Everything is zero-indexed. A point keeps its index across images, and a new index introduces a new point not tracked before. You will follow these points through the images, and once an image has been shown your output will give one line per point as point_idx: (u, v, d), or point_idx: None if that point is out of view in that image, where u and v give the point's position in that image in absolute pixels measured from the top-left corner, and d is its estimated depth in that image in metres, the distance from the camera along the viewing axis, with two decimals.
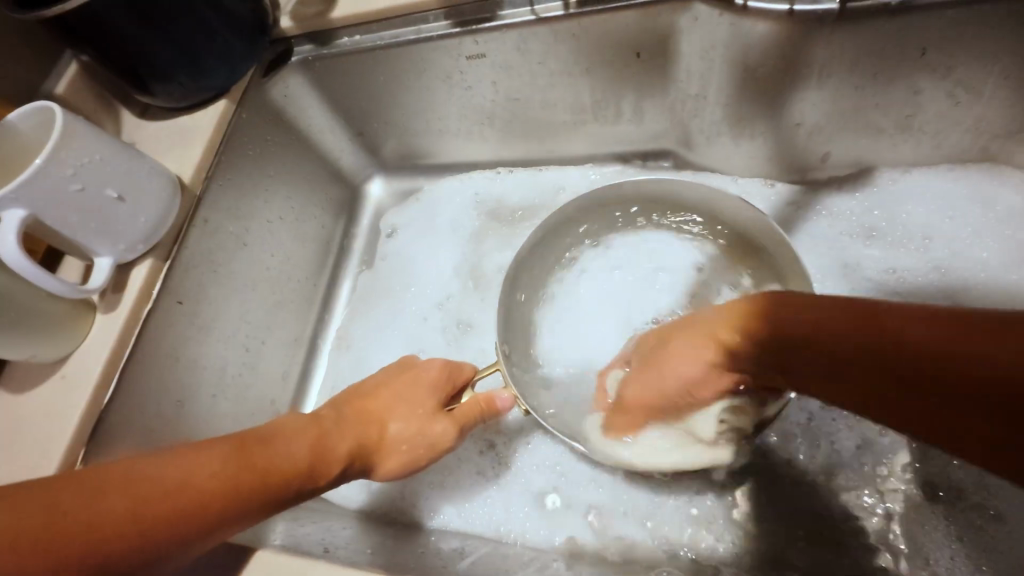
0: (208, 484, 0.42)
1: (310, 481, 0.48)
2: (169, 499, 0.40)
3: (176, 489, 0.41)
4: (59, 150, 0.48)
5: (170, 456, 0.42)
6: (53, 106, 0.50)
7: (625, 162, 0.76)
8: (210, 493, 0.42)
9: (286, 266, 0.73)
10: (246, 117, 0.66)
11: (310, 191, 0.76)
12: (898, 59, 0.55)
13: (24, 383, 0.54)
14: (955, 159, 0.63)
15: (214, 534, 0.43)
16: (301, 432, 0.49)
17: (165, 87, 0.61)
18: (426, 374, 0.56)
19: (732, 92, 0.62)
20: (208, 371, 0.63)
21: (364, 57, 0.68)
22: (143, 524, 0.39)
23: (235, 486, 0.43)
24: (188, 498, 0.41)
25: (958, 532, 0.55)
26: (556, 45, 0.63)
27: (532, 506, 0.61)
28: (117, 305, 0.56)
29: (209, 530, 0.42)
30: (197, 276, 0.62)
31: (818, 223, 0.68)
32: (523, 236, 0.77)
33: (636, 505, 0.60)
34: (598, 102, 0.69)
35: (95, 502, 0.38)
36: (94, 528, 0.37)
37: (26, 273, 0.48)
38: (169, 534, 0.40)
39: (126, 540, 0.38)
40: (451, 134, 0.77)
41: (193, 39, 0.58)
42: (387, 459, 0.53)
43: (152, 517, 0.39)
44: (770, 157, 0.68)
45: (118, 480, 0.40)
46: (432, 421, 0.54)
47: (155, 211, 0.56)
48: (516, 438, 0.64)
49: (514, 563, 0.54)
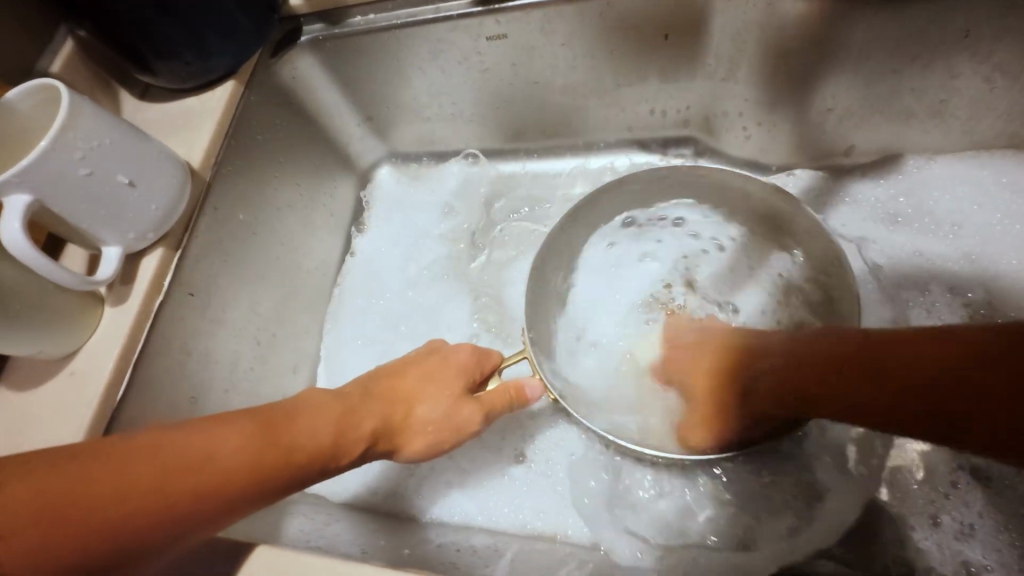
0: (230, 457, 0.39)
1: (334, 459, 0.44)
2: (189, 473, 0.37)
3: (200, 462, 0.38)
4: (66, 131, 0.45)
5: (194, 428, 0.40)
6: (57, 83, 0.47)
7: (645, 151, 0.73)
8: (233, 467, 0.39)
9: (295, 255, 0.70)
10: (254, 100, 0.63)
11: (317, 176, 0.73)
12: (940, 40, 0.55)
13: (32, 380, 0.51)
14: (982, 145, 0.63)
15: (237, 511, 0.40)
16: (327, 407, 0.45)
17: (169, 66, 0.58)
18: (456, 358, 0.52)
19: (762, 75, 0.62)
20: (221, 367, 0.60)
21: (379, 38, 0.64)
22: (166, 499, 0.36)
23: (258, 461, 0.40)
24: (212, 472, 0.38)
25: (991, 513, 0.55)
26: (581, 25, 0.61)
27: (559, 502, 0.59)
28: (127, 297, 0.53)
29: (232, 506, 0.39)
30: (207, 265, 0.59)
31: (843, 210, 0.67)
32: (534, 219, 0.75)
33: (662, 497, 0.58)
34: (621, 86, 0.67)
35: (118, 473, 0.35)
36: (120, 497, 0.35)
37: (33, 263, 0.45)
38: (193, 510, 0.37)
39: (146, 510, 0.35)
40: (465, 120, 0.74)
41: (200, 16, 0.55)
42: (413, 441, 0.49)
43: (178, 488, 0.37)
44: (796, 144, 0.66)
45: (141, 451, 0.37)
46: (458, 405, 0.50)
47: (166, 197, 0.53)
48: (542, 430, 0.62)
49: (551, 560, 0.53)
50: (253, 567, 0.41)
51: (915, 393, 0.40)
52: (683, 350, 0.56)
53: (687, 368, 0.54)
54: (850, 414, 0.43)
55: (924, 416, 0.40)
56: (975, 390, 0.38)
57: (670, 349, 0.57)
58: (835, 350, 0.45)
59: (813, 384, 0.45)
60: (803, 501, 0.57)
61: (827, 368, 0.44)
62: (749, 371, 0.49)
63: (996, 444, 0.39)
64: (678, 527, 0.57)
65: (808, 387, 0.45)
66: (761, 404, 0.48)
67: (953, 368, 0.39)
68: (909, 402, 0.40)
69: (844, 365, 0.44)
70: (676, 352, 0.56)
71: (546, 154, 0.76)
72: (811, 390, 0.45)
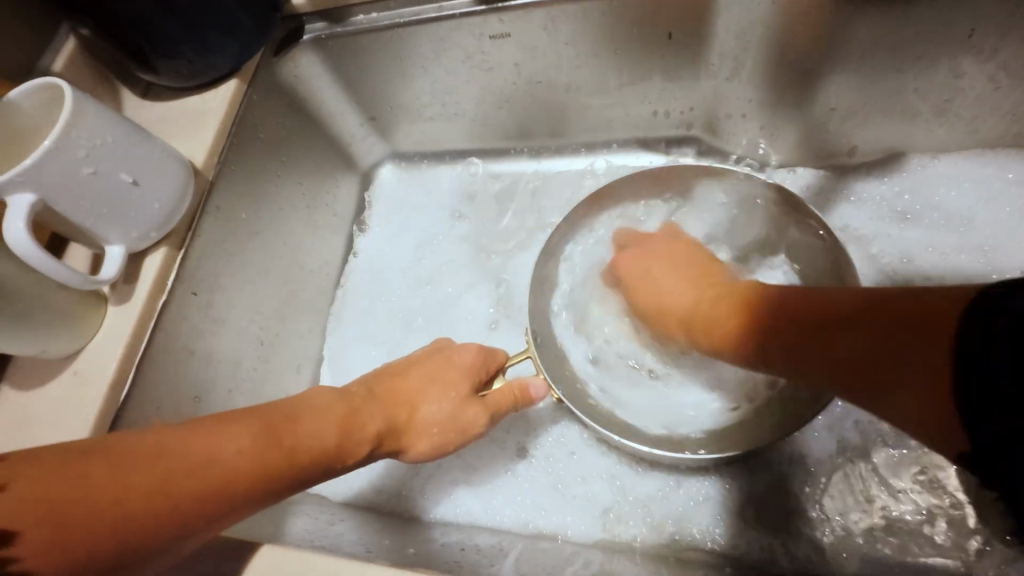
0: (235, 460, 0.39)
1: (338, 461, 0.44)
2: (193, 477, 0.37)
3: (206, 465, 0.38)
4: (69, 130, 0.45)
5: (198, 430, 0.39)
6: (60, 82, 0.47)
7: (648, 149, 0.73)
8: (238, 470, 0.39)
9: (298, 254, 0.70)
10: (257, 99, 0.63)
11: (320, 176, 0.72)
12: (945, 39, 0.55)
13: (35, 379, 0.51)
14: (986, 143, 0.63)
15: (241, 513, 0.40)
16: (331, 408, 0.45)
17: (172, 65, 0.57)
18: (460, 358, 0.52)
19: (766, 74, 0.62)
20: (224, 366, 0.60)
21: (383, 36, 0.64)
22: (169, 503, 0.36)
23: (263, 464, 0.40)
24: (218, 476, 0.38)
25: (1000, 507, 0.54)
26: (585, 23, 0.61)
27: (561, 501, 0.59)
28: (130, 296, 0.53)
29: (237, 508, 0.39)
30: (211, 265, 0.59)
31: (848, 208, 0.66)
32: (536, 218, 0.74)
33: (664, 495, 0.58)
34: (624, 84, 0.67)
35: (121, 477, 0.35)
36: (125, 502, 0.35)
37: (36, 262, 0.45)
38: (198, 513, 0.37)
39: (152, 515, 0.35)
40: (468, 118, 0.74)
41: (203, 14, 0.55)
42: (417, 441, 0.49)
43: (183, 492, 0.37)
44: (800, 142, 0.66)
45: (146, 454, 0.37)
46: (462, 405, 0.50)
47: (169, 196, 0.53)
48: (545, 430, 0.62)
49: (556, 559, 0.53)
50: (258, 566, 0.41)
51: (879, 364, 0.38)
52: (674, 271, 0.56)
53: (665, 299, 0.55)
54: (812, 361, 0.42)
55: (859, 379, 0.39)
56: (912, 355, 0.36)
57: (630, 261, 0.59)
58: (847, 300, 0.41)
59: (789, 322, 0.44)
60: (807, 500, 0.57)
61: (794, 316, 0.44)
62: (755, 308, 0.47)
63: (886, 390, 0.38)
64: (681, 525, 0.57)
65: (791, 336, 0.44)
66: (755, 329, 0.46)
67: (898, 305, 0.37)
68: (851, 345, 0.39)
69: (849, 315, 0.40)
70: (642, 266, 0.58)
71: (549, 154, 0.76)
72: (785, 336, 0.44)
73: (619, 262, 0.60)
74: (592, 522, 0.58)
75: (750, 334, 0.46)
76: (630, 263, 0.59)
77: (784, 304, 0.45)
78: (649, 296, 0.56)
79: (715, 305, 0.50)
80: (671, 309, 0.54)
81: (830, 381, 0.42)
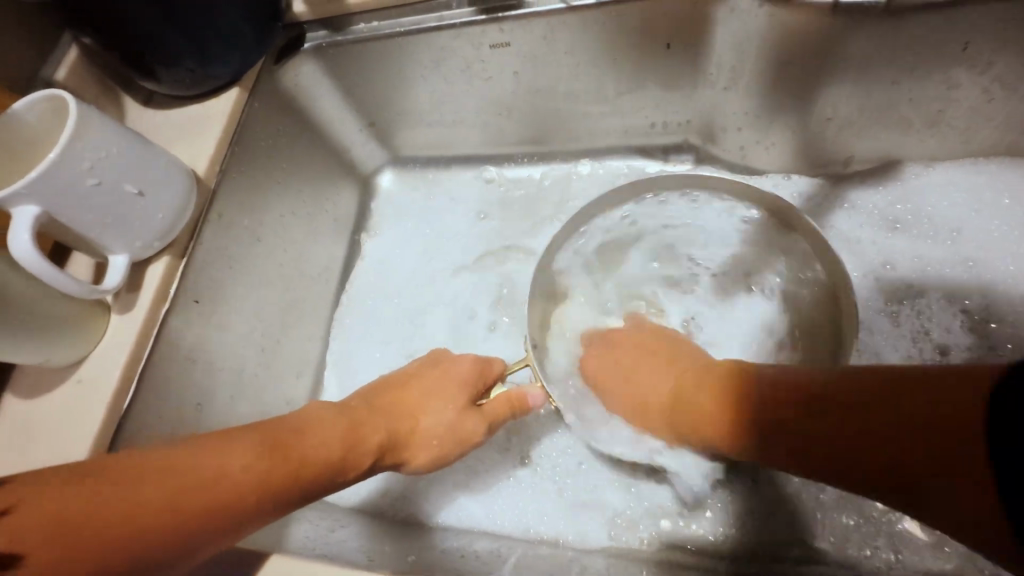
0: (239, 476, 0.39)
1: (340, 473, 0.45)
2: (199, 493, 0.38)
3: (211, 482, 0.38)
4: (74, 142, 0.45)
5: (203, 445, 0.40)
6: (64, 94, 0.47)
7: (646, 157, 0.74)
8: (243, 486, 0.39)
9: (299, 261, 0.70)
10: (258, 107, 0.63)
11: (320, 183, 0.73)
12: (939, 52, 0.55)
13: (40, 387, 0.52)
14: (980, 152, 0.64)
15: (247, 528, 0.40)
16: (333, 422, 0.46)
17: (174, 74, 0.58)
18: (458, 369, 0.53)
19: (763, 83, 0.62)
20: (226, 373, 0.61)
21: (383, 45, 0.65)
22: (176, 520, 0.37)
23: (267, 478, 0.40)
24: (223, 490, 0.39)
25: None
26: (583, 34, 0.61)
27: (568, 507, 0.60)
28: (133, 305, 0.54)
29: (242, 522, 0.40)
30: (213, 273, 0.59)
31: (844, 216, 0.67)
32: (536, 225, 0.75)
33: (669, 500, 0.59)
34: (623, 93, 0.67)
35: (129, 495, 0.36)
36: (132, 519, 0.35)
37: (41, 272, 0.45)
38: (204, 528, 0.38)
39: (159, 532, 0.36)
40: (468, 125, 0.74)
41: (205, 24, 0.55)
42: (418, 453, 0.50)
43: (188, 508, 0.37)
44: (796, 151, 0.67)
45: (152, 470, 0.37)
46: (462, 417, 0.51)
47: (173, 206, 0.54)
48: (544, 437, 0.63)
49: (554, 565, 0.54)
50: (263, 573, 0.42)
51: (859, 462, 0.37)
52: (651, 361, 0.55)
53: (647, 393, 0.53)
54: (840, 467, 0.37)
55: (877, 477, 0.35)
56: (922, 449, 0.33)
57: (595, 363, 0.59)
58: (843, 389, 0.38)
59: (793, 420, 0.40)
60: (802, 506, 0.58)
61: (804, 405, 0.39)
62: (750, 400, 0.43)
63: (926, 501, 0.34)
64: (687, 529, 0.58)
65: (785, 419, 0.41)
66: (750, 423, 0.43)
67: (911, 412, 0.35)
68: (889, 442, 0.35)
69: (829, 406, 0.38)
70: (612, 366, 0.57)
71: (547, 161, 0.77)
72: (808, 438, 0.39)
73: (586, 362, 0.60)
74: (599, 527, 0.58)
75: (760, 422, 0.42)
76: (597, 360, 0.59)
77: (781, 403, 0.41)
78: (625, 393, 0.55)
79: (695, 393, 0.48)
80: (653, 401, 0.53)
81: (850, 481, 0.37)
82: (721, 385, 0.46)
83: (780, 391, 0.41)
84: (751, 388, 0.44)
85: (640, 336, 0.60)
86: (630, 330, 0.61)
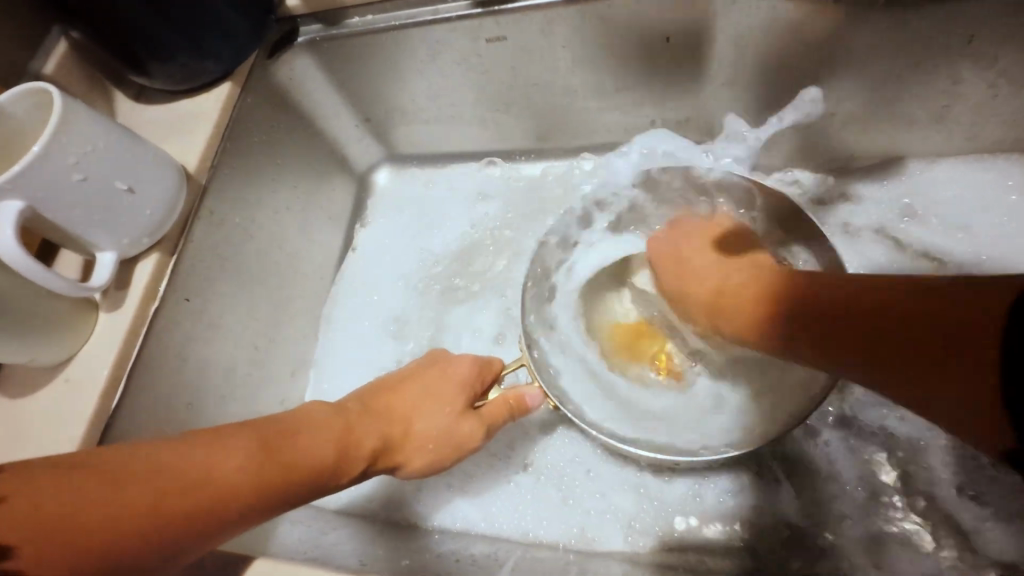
0: (228, 478, 0.38)
1: (334, 478, 0.44)
2: (185, 494, 0.37)
3: (200, 484, 0.37)
4: (59, 136, 0.44)
5: (193, 445, 0.39)
6: (50, 87, 0.46)
7: (646, 153, 0.73)
8: (233, 488, 0.38)
9: (293, 259, 0.69)
10: (250, 102, 0.62)
11: (314, 180, 0.72)
12: (945, 45, 0.54)
13: (26, 387, 0.51)
14: (985, 149, 0.63)
15: (235, 530, 0.39)
16: (326, 424, 0.45)
17: (164, 68, 0.57)
18: (455, 370, 0.52)
19: (764, 77, 0.61)
20: (218, 372, 0.59)
21: (378, 39, 0.64)
22: (161, 522, 0.36)
23: (258, 481, 0.39)
24: (213, 492, 0.38)
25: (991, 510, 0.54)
26: (582, 27, 0.60)
27: (567, 508, 0.59)
28: (122, 303, 0.53)
29: (232, 525, 0.39)
30: (204, 271, 0.58)
31: (847, 212, 0.66)
32: (534, 223, 0.74)
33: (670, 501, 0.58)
34: (622, 88, 0.66)
35: (113, 495, 0.35)
36: (119, 520, 0.34)
37: (25, 270, 0.44)
38: (193, 531, 0.37)
39: (145, 534, 0.35)
40: (465, 121, 0.73)
41: (195, 17, 0.54)
42: (413, 456, 0.49)
43: (177, 511, 0.36)
44: (797, 146, 0.66)
45: (139, 471, 0.36)
46: (459, 419, 0.50)
47: (162, 202, 0.53)
48: (541, 437, 0.62)
49: (551, 568, 0.53)
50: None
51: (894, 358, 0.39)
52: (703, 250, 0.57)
53: (688, 282, 0.55)
54: (843, 346, 0.42)
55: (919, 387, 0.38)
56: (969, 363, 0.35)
57: (662, 238, 0.60)
58: (869, 291, 0.42)
59: (830, 313, 0.43)
60: (802, 508, 0.57)
61: (835, 304, 0.43)
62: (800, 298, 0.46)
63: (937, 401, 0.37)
64: (688, 532, 0.57)
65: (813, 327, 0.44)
66: (792, 318, 0.46)
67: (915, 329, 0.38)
68: (896, 332, 0.39)
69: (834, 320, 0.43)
70: (673, 257, 0.58)
71: (545, 158, 0.76)
72: (829, 325, 0.43)
73: (653, 241, 0.60)
74: (599, 528, 0.57)
75: (782, 310, 0.46)
76: (667, 237, 0.60)
77: (817, 296, 0.44)
78: (673, 275, 0.57)
79: (740, 294, 0.51)
80: (694, 292, 0.55)
81: (882, 381, 0.40)
82: (761, 275, 0.50)
83: (823, 292, 0.44)
84: (787, 280, 0.48)
85: (682, 255, 0.57)
86: (664, 234, 0.60)
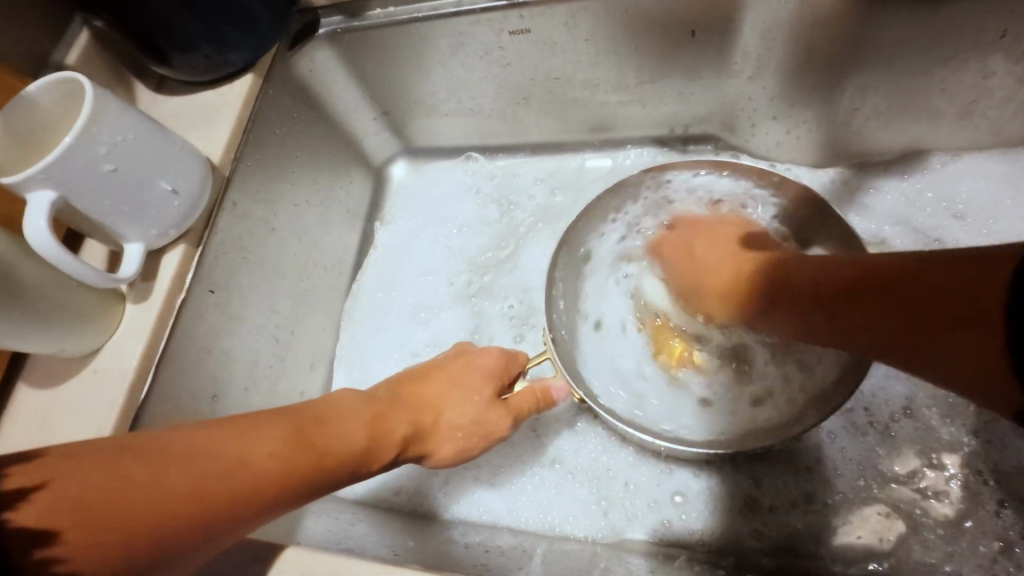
0: (263, 464, 0.38)
1: (364, 464, 0.44)
2: (224, 481, 0.37)
3: (234, 469, 0.37)
4: (90, 126, 0.44)
5: (228, 432, 0.39)
6: (79, 76, 0.46)
7: (665, 147, 0.72)
8: (268, 474, 0.38)
9: (312, 251, 0.69)
10: (272, 93, 0.62)
11: (333, 173, 0.71)
12: (976, 36, 0.55)
13: (54, 377, 0.51)
14: (1009, 142, 0.63)
15: (269, 516, 0.39)
16: (357, 413, 0.45)
17: (188, 59, 0.57)
18: (481, 361, 0.52)
19: (790, 72, 0.61)
20: (241, 364, 0.59)
21: (401, 31, 0.64)
22: (200, 506, 0.35)
23: (291, 469, 0.39)
24: (248, 477, 0.37)
25: (1018, 493, 0.54)
26: (606, 19, 0.60)
27: (604, 504, 0.59)
28: (149, 295, 0.53)
29: (266, 511, 0.39)
30: (227, 263, 0.58)
31: (871, 204, 0.66)
32: (549, 217, 0.73)
33: (705, 495, 0.58)
34: (643, 81, 0.66)
35: (155, 481, 0.35)
36: (156, 505, 0.34)
37: (57, 260, 0.44)
38: (228, 517, 0.37)
39: (183, 519, 0.35)
40: (484, 115, 0.73)
41: (220, 6, 0.54)
42: (441, 446, 0.49)
43: (214, 495, 0.36)
44: (818, 142, 0.66)
45: (176, 455, 0.36)
46: (487, 408, 0.50)
47: (189, 194, 0.52)
48: (563, 430, 0.62)
49: (579, 561, 0.53)
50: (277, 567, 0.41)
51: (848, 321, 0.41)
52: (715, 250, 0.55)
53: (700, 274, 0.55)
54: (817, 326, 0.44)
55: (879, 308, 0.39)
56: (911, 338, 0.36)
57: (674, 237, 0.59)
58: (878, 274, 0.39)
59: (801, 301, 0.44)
60: (825, 501, 0.57)
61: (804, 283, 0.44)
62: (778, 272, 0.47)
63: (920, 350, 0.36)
64: (728, 524, 0.57)
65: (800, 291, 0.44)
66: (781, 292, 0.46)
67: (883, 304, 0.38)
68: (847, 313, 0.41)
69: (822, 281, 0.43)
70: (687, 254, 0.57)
71: (562, 152, 0.75)
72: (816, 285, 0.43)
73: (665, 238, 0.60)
74: (639, 523, 0.57)
75: (766, 296, 0.48)
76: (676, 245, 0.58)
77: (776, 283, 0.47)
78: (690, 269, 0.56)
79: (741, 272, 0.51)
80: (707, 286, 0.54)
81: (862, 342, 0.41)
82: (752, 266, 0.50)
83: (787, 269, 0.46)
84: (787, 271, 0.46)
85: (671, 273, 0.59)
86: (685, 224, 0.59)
